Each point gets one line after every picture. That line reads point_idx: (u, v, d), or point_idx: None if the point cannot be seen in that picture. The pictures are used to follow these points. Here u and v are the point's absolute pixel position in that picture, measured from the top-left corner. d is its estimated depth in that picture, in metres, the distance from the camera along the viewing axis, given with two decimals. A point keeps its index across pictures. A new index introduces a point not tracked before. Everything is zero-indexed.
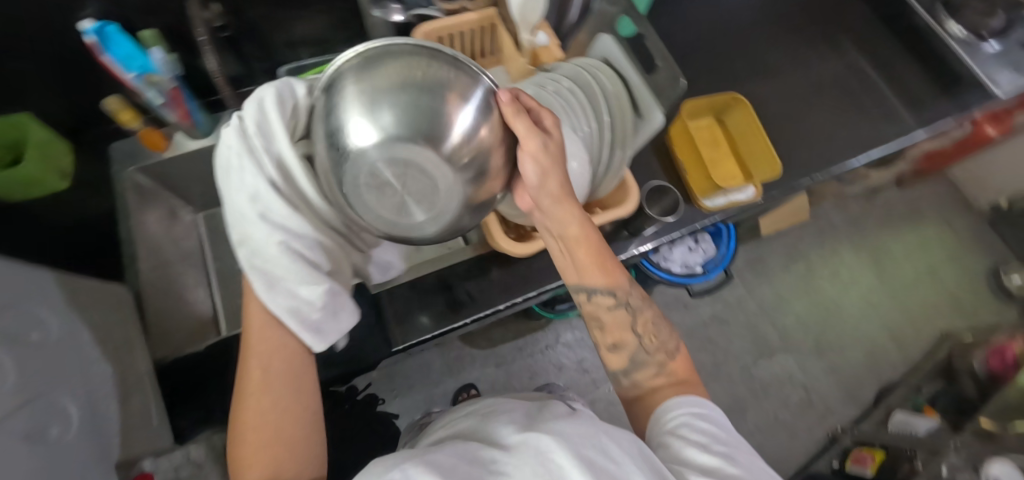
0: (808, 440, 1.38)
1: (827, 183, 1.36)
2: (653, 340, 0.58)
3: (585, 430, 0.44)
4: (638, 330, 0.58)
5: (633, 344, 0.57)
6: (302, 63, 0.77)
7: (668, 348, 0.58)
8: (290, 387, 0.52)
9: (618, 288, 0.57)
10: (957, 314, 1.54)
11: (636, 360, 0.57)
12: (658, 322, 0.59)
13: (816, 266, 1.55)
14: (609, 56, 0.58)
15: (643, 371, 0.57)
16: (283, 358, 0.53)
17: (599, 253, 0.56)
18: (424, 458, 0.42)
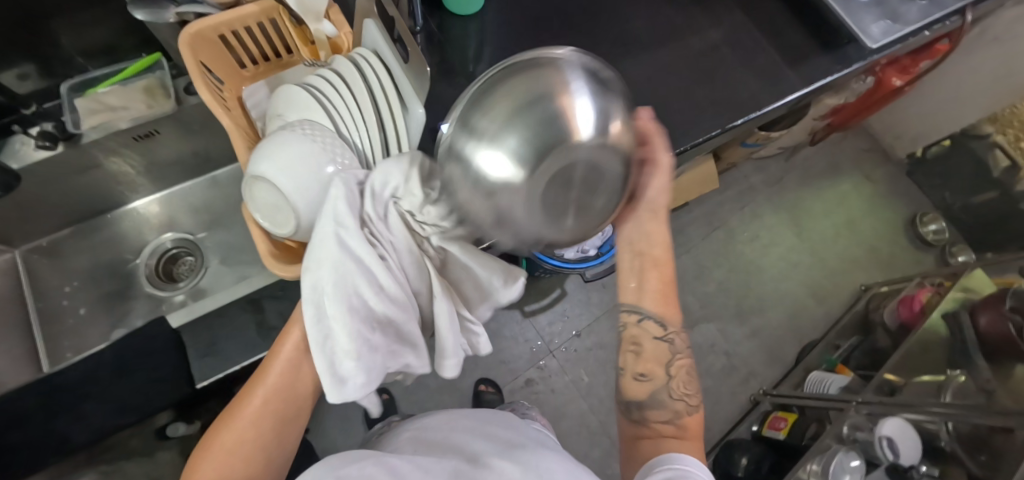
0: (732, 406, 1.38)
1: (733, 148, 1.33)
2: (681, 386, 0.56)
3: (554, 468, 0.50)
4: (670, 369, 0.57)
5: (661, 379, 0.56)
6: (91, 76, 0.69)
7: (691, 398, 0.56)
8: (280, 424, 0.49)
9: (669, 321, 0.56)
10: (877, 266, 1.55)
11: (654, 396, 0.55)
12: (691, 372, 0.57)
13: (735, 231, 1.54)
14: (377, 47, 0.51)
15: (659, 411, 0.55)
16: (296, 386, 0.50)
17: (665, 283, 0.57)
18: (389, 466, 0.46)
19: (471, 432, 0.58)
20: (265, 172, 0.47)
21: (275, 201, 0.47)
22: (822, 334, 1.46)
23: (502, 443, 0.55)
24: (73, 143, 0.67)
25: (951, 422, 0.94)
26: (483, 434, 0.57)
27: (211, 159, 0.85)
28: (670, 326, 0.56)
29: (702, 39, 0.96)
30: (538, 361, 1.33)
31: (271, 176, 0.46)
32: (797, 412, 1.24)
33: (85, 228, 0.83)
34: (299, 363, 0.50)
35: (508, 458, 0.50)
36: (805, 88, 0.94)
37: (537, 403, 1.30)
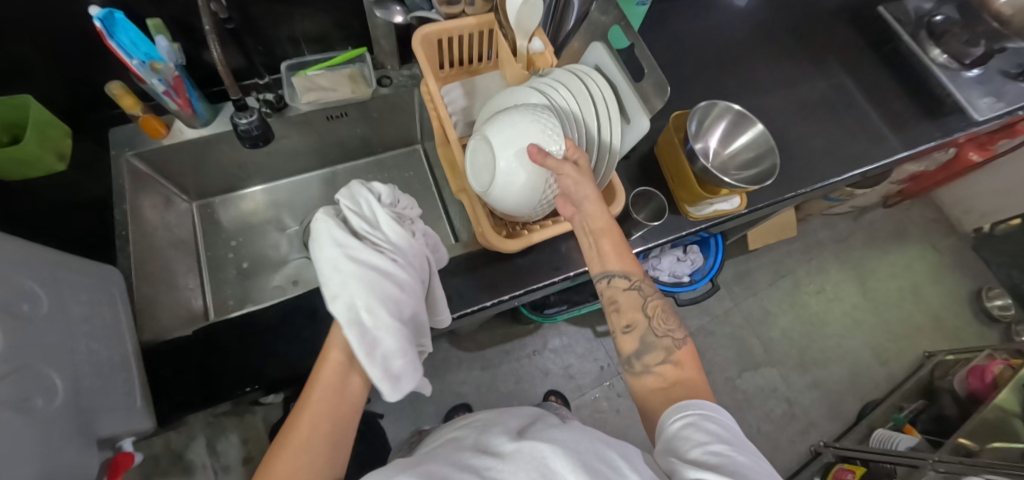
0: (790, 453, 1.39)
1: (815, 200, 1.39)
2: (661, 324, 0.57)
3: (584, 441, 0.46)
4: (648, 312, 0.57)
5: (643, 325, 0.56)
6: (305, 59, 0.79)
7: (676, 335, 0.56)
8: (330, 443, 0.47)
9: (632, 271, 0.57)
10: (940, 334, 1.57)
11: (644, 343, 0.55)
12: (667, 310, 0.58)
13: (802, 281, 1.58)
14: (601, 63, 0.60)
15: (652, 355, 0.55)
16: (340, 399, 0.49)
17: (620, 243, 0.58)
18: (421, 468, 0.44)
19: (500, 421, 0.55)
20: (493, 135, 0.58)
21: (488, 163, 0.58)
22: (884, 394, 1.47)
23: (526, 426, 0.51)
24: (280, 114, 0.77)
25: None
26: (501, 425, 0.53)
27: (369, 147, 0.94)
28: (635, 275, 0.57)
29: (815, 93, 1.04)
30: (605, 381, 1.36)
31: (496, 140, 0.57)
32: (863, 466, 1.25)
33: (247, 193, 0.93)
34: (343, 374, 0.49)
35: (533, 436, 0.47)
36: (909, 150, 1.00)
37: (601, 423, 1.32)
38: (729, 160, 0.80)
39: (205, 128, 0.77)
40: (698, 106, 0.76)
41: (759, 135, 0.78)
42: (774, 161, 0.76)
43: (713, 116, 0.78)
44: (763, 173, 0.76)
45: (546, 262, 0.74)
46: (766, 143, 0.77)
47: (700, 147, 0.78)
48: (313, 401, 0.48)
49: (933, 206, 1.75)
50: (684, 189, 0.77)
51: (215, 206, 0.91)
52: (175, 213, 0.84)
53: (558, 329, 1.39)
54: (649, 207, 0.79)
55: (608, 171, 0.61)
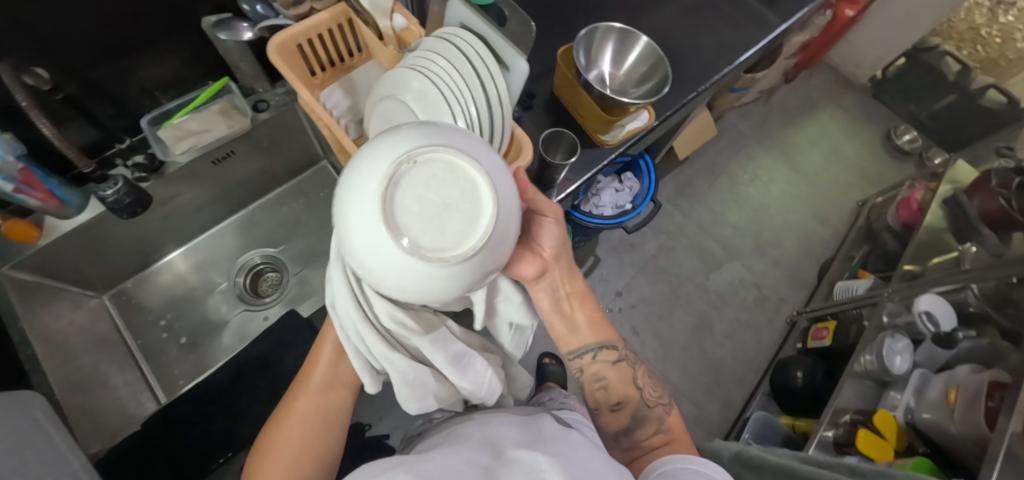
0: (772, 331, 1.47)
1: (723, 96, 1.44)
2: (651, 393, 0.66)
3: (587, 462, 0.47)
4: (638, 384, 0.66)
5: (636, 399, 0.65)
6: (166, 109, 0.73)
7: (665, 403, 0.66)
8: (324, 428, 0.55)
9: (614, 343, 0.66)
10: (866, 182, 1.70)
11: (638, 415, 0.64)
12: (652, 379, 0.68)
13: (736, 175, 1.66)
14: (464, 20, 0.58)
15: (645, 427, 0.63)
16: (339, 379, 0.58)
17: (594, 312, 0.66)
18: (414, 467, 0.44)
19: (497, 427, 0.55)
20: (388, 179, 0.37)
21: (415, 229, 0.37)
22: (834, 250, 1.59)
23: (531, 433, 0.52)
24: (161, 174, 0.71)
25: (975, 285, 1.04)
26: (507, 430, 0.53)
27: (276, 178, 0.88)
28: (618, 347, 0.66)
29: None
30: None
31: (433, 150, 0.38)
32: (833, 319, 1.35)
33: (157, 267, 0.85)
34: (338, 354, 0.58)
35: (535, 448, 0.48)
36: (787, 22, 1.04)
37: None
38: (625, 79, 0.80)
39: (82, 215, 0.70)
40: (579, 37, 0.76)
41: (646, 48, 0.78)
42: (665, 67, 0.76)
43: (599, 42, 0.79)
44: (663, 74, 0.75)
45: None
46: (654, 53, 0.78)
47: (595, 75, 0.78)
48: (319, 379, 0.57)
49: (830, 70, 1.86)
50: (592, 119, 0.77)
51: (130, 291, 0.83)
52: (86, 312, 0.77)
53: None
54: (563, 146, 0.78)
55: (507, 123, 0.59)
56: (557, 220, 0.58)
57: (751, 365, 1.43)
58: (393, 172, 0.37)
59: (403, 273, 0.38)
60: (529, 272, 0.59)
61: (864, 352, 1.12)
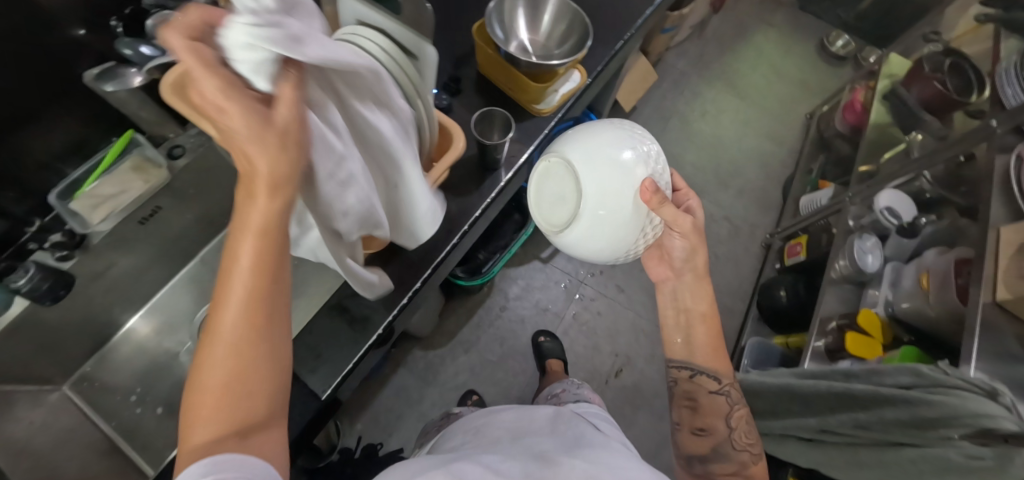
0: (751, 258, 1.50)
1: (657, 39, 1.43)
2: (742, 435, 0.78)
3: (614, 461, 0.62)
4: (730, 422, 0.79)
5: (722, 434, 0.78)
6: (75, 178, 0.67)
7: (752, 448, 0.78)
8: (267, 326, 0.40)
9: (722, 375, 0.79)
10: (810, 94, 1.73)
11: (725, 451, 0.77)
12: (748, 423, 0.79)
13: (686, 114, 1.66)
14: (360, 16, 0.54)
15: (725, 463, 0.76)
16: (278, 267, 0.40)
17: (713, 339, 0.79)
18: (450, 469, 0.55)
19: (524, 442, 0.68)
20: (544, 166, 0.62)
21: (548, 195, 0.63)
22: (793, 167, 1.62)
23: (568, 444, 0.66)
24: (87, 247, 0.67)
25: (927, 170, 1.07)
26: (540, 443, 0.67)
27: (216, 222, 0.84)
28: (725, 380, 0.79)
29: None
30: (575, 295, 1.40)
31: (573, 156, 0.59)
32: (804, 233, 1.38)
33: (116, 342, 0.82)
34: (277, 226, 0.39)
35: (578, 456, 0.61)
36: None
37: (591, 331, 1.37)
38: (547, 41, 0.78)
39: (11, 309, 0.63)
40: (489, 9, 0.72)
41: (560, 6, 0.75)
42: (583, 23, 0.75)
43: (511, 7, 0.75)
44: (583, 28, 0.73)
45: (439, 228, 0.70)
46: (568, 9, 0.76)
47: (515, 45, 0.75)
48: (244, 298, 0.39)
49: None
50: (523, 91, 0.75)
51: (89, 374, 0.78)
52: (46, 408, 0.72)
53: (510, 276, 1.39)
54: (497, 128, 0.77)
55: (428, 111, 0.58)
56: (682, 242, 0.70)
57: (738, 295, 1.45)
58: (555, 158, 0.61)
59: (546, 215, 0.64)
60: (661, 275, 0.78)
61: (837, 258, 1.17)
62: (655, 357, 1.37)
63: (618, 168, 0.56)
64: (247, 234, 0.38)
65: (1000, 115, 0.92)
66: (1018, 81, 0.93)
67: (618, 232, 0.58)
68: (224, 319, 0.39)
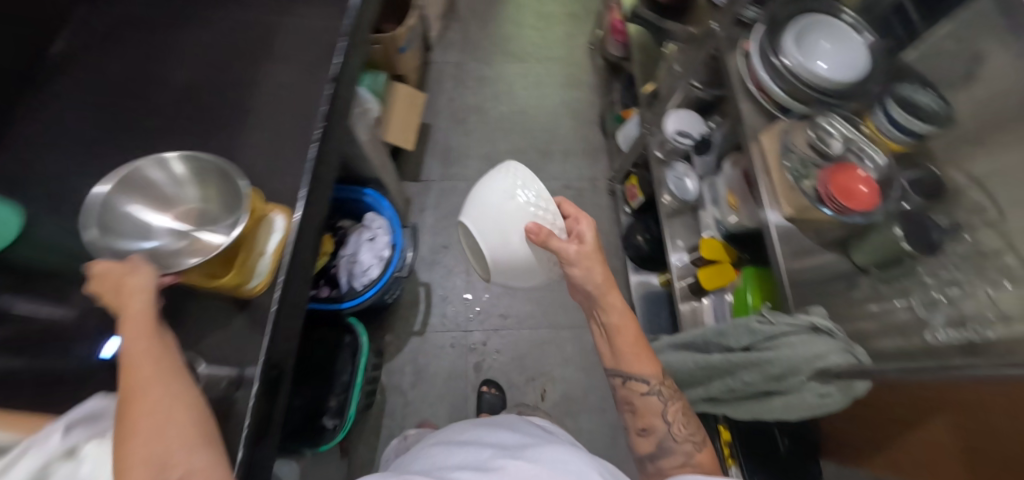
0: (607, 211, 1.47)
1: (405, 58, 1.30)
2: (682, 428, 0.74)
3: (564, 461, 0.67)
4: (666, 418, 0.74)
5: (662, 430, 0.74)
6: None
7: (694, 438, 0.74)
8: (181, 405, 0.44)
9: (651, 375, 0.74)
10: (581, 27, 1.72)
11: (664, 446, 0.74)
12: (684, 413, 0.75)
13: (480, 104, 1.57)
14: None
15: (670, 458, 0.73)
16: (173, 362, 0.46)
17: (637, 343, 0.75)
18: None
19: (466, 451, 0.76)
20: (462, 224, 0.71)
21: (473, 247, 0.74)
22: (600, 103, 1.59)
23: (514, 449, 0.72)
24: None
25: (692, 79, 1.04)
26: (486, 448, 0.75)
27: None
28: (654, 379, 0.75)
29: None
30: (467, 346, 1.31)
31: (475, 217, 0.68)
32: (634, 171, 1.36)
33: None
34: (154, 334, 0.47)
35: (521, 458, 0.68)
36: None
37: (499, 372, 1.29)
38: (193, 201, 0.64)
39: None
40: (88, 240, 0.55)
41: (199, 165, 0.62)
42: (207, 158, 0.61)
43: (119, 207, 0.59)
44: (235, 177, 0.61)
45: None
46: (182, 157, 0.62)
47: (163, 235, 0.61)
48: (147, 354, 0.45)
49: None
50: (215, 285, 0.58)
51: None
52: None
53: (394, 368, 1.27)
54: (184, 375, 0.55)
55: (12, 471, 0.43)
56: (581, 269, 0.67)
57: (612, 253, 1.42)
58: (464, 216, 0.70)
59: (478, 263, 0.75)
60: (576, 297, 0.76)
61: (662, 192, 1.15)
62: (569, 357, 1.33)
63: (515, 209, 0.64)
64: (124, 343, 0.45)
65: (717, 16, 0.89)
66: None
67: (531, 271, 0.69)
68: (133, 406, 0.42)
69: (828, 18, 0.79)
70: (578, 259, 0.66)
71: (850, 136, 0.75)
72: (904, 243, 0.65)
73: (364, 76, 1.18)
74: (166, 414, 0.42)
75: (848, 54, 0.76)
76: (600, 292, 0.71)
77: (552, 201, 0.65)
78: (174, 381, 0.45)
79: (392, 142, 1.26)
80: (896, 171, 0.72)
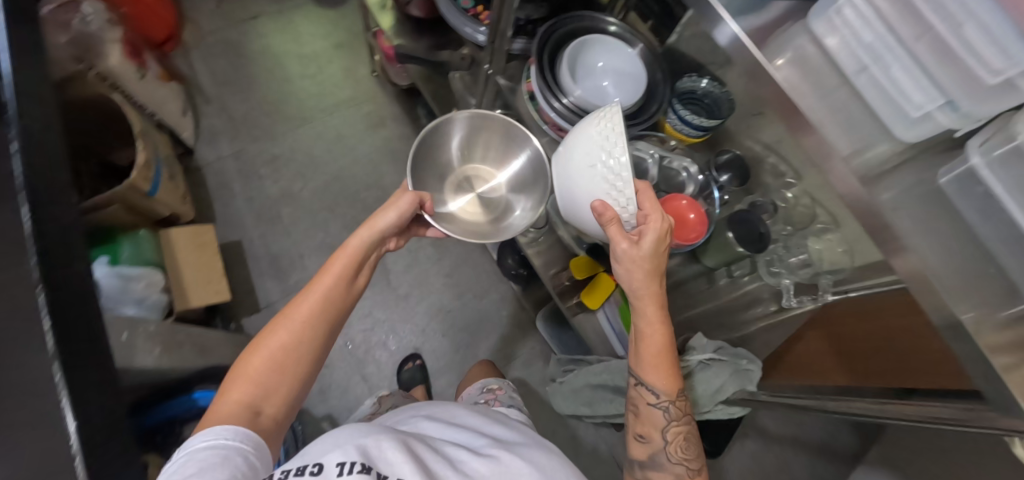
0: (473, 241, 1.39)
1: (163, 192, 1.04)
2: (681, 451, 0.63)
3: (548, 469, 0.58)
4: (668, 437, 0.63)
5: (659, 444, 0.63)
6: None
7: (693, 462, 0.62)
8: (298, 357, 0.60)
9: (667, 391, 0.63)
10: (356, 55, 1.53)
11: (655, 460, 0.63)
12: (688, 441, 0.63)
13: (286, 189, 1.35)
14: None
15: (658, 471, 0.62)
16: (331, 316, 0.64)
17: (670, 362, 0.63)
18: (402, 439, 0.53)
19: (449, 430, 0.65)
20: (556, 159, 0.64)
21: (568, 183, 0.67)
22: (414, 132, 1.46)
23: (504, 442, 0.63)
24: None
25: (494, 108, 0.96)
26: (478, 435, 0.64)
27: None
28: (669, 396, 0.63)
29: None
30: None
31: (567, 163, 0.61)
32: None
33: None
34: (343, 283, 0.66)
35: (511, 451, 0.60)
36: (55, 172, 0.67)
37: None
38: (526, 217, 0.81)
39: None
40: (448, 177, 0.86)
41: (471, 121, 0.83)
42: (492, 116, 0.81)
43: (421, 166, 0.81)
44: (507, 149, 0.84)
45: None
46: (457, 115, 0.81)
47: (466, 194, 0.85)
48: (310, 309, 0.62)
49: (204, 11, 1.50)
50: None
51: None
52: None
53: None
54: None
55: None
56: (645, 272, 0.57)
57: (496, 279, 1.37)
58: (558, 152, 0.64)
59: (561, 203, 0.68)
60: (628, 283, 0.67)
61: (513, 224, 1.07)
62: None
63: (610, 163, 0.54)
64: (326, 272, 0.65)
65: (485, 58, 0.81)
66: (463, 15, 0.79)
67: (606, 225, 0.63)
68: (280, 332, 0.60)
69: (596, 35, 0.76)
70: (628, 267, 0.56)
71: (653, 150, 0.75)
72: (738, 247, 0.67)
73: (118, 244, 0.95)
74: (292, 351, 0.60)
75: (628, 71, 0.74)
76: (645, 294, 0.59)
77: (630, 180, 0.54)
78: (320, 331, 0.63)
79: (194, 305, 1.02)
80: (709, 171, 0.75)
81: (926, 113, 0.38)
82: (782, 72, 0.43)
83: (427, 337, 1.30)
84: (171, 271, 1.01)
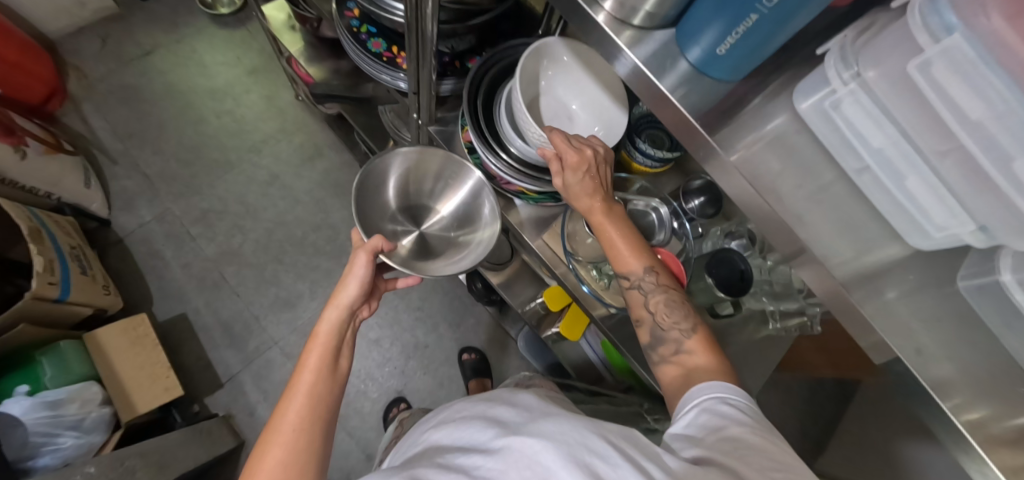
0: None
1: (77, 290, 0.92)
2: (668, 317, 0.50)
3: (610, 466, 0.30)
4: (651, 308, 0.51)
5: (649, 322, 0.51)
6: None
7: (682, 323, 0.50)
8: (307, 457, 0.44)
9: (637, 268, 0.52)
10: (274, 79, 1.37)
11: (654, 335, 0.51)
12: (672, 301, 0.51)
13: (223, 245, 1.22)
14: None
15: (665, 346, 0.49)
16: (327, 402, 0.48)
17: (629, 239, 0.53)
18: (409, 470, 0.34)
19: (466, 408, 0.43)
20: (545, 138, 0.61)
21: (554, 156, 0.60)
22: (354, 157, 1.33)
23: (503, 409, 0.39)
24: None
25: None
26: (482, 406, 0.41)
27: None
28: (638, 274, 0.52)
29: None
30: None
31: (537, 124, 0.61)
32: None
33: None
34: (335, 363, 0.51)
35: (526, 425, 0.35)
36: None
37: None
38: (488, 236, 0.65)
39: None
40: (391, 211, 0.67)
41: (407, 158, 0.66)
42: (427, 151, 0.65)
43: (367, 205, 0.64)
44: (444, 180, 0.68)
45: None
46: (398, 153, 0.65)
47: (409, 233, 0.67)
48: (300, 409, 0.46)
49: (89, 54, 1.31)
50: None
51: None
52: None
53: None
54: None
55: None
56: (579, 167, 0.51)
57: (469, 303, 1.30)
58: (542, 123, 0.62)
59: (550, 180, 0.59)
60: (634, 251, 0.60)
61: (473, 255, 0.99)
62: None
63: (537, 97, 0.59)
64: (315, 341, 0.52)
65: (411, 105, 0.70)
66: (378, 62, 0.69)
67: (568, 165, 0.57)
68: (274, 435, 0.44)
69: None
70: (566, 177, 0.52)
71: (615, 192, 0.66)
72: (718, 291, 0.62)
73: (37, 365, 0.84)
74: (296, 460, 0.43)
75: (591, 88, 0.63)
76: (582, 191, 0.52)
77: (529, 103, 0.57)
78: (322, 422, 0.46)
79: (137, 410, 0.92)
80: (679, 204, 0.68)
81: (952, 234, 0.35)
82: (746, 162, 0.38)
83: (408, 377, 1.22)
84: (108, 379, 0.91)
